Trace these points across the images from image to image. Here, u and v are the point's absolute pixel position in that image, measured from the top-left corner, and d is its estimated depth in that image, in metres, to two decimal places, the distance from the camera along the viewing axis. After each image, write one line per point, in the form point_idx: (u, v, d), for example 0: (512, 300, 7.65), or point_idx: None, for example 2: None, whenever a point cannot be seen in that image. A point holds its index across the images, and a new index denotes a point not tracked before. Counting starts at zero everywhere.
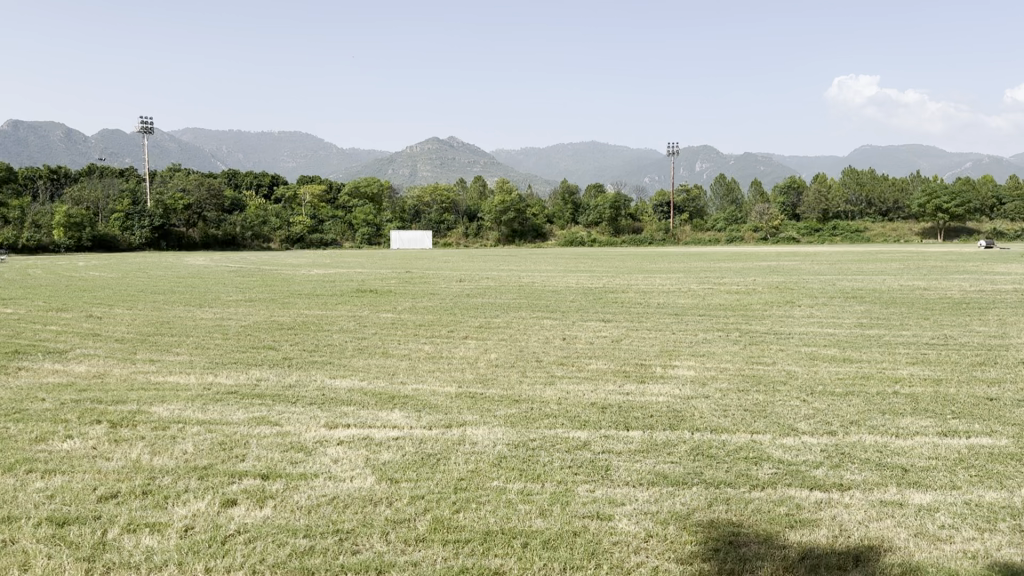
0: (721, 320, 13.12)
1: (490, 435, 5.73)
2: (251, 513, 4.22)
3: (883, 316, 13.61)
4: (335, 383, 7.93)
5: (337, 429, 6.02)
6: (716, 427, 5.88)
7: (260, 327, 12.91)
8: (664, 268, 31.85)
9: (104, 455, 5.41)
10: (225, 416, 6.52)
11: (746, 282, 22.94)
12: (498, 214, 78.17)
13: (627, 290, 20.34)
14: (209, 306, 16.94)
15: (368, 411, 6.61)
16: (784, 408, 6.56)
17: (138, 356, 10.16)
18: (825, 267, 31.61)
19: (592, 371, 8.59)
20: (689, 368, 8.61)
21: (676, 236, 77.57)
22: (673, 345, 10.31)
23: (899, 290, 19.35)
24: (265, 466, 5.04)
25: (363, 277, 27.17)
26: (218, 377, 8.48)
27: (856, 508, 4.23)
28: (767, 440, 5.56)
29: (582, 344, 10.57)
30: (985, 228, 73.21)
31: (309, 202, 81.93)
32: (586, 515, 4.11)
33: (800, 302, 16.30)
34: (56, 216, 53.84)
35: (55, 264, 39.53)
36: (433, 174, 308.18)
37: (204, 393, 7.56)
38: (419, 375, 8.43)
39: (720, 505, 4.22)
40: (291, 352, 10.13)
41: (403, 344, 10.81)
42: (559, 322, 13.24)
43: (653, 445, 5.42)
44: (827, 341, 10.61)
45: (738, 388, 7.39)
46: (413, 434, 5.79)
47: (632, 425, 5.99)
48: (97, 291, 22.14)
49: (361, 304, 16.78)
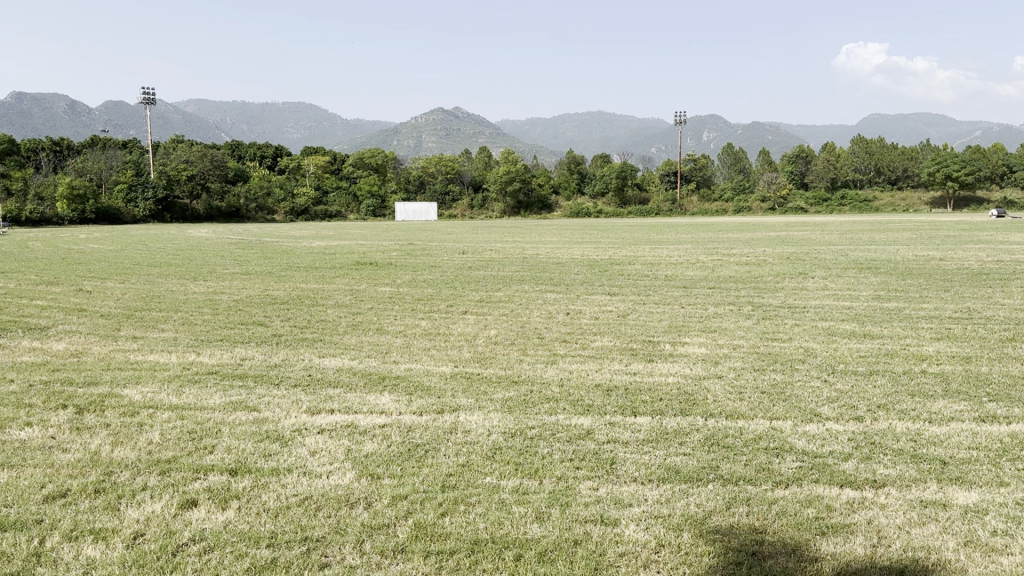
0: (733, 293, 12.56)
1: (485, 423, 5.24)
2: (211, 516, 3.75)
3: (900, 288, 13.07)
4: (323, 362, 7.45)
5: (319, 415, 5.53)
6: (732, 413, 5.37)
7: (252, 301, 12.43)
8: (671, 238, 31.28)
9: (61, 445, 4.94)
10: (201, 400, 6.05)
11: (756, 252, 22.40)
12: (503, 185, 77.36)
13: (633, 262, 19.77)
14: (204, 280, 16.47)
15: (357, 393, 6.13)
16: (804, 390, 6.05)
17: (121, 333, 9.70)
18: (835, 237, 31.02)
19: (597, 349, 8.08)
20: (700, 346, 8.09)
21: (683, 207, 76.71)
22: (682, 320, 9.83)
23: (914, 260, 18.78)
24: (235, 459, 4.57)
25: (365, 249, 26.74)
26: (200, 356, 7.99)
27: (894, 510, 3.73)
28: (789, 428, 5.05)
29: (585, 319, 10.09)
30: (995, 197, 72.20)
31: (313, 174, 81.16)
32: (588, 519, 3.62)
33: (813, 273, 15.72)
34: (59, 188, 53.28)
35: (58, 236, 39.15)
36: (438, 144, 306.20)
37: (183, 374, 7.11)
38: (413, 354, 7.92)
39: (739, 507, 3.74)
40: (282, 328, 9.65)
41: (398, 320, 10.32)
42: (563, 296, 12.68)
43: (663, 434, 4.93)
44: (844, 315, 10.09)
45: (754, 368, 6.87)
46: (401, 420, 5.32)
47: (639, 411, 5.48)
48: (92, 265, 21.72)
49: (360, 278, 16.29)
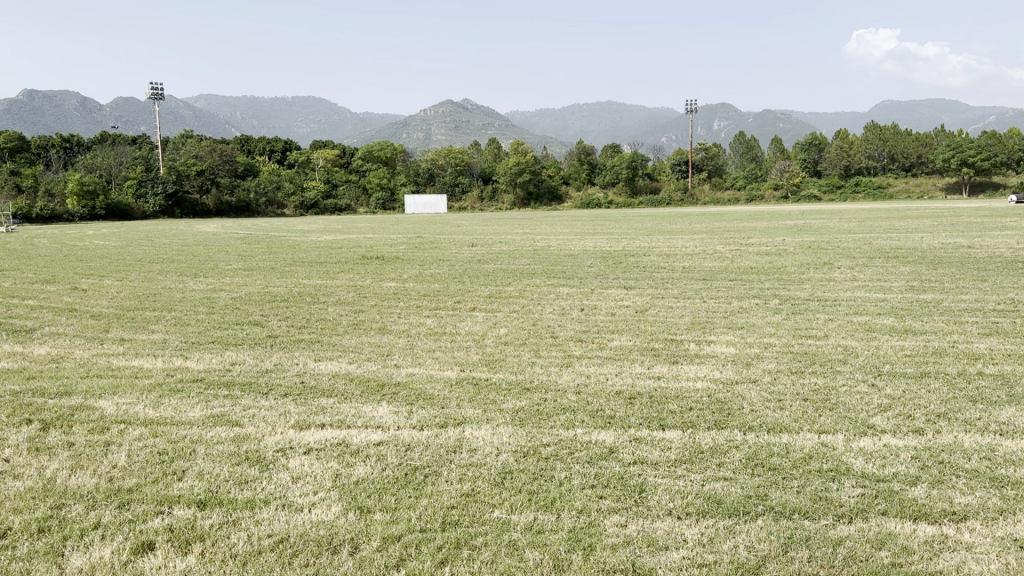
0: (757, 286, 11.88)
1: (494, 439, 4.63)
2: (167, 566, 3.16)
3: (933, 277, 12.34)
4: (317, 367, 6.84)
5: (308, 430, 4.93)
6: (775, 426, 4.72)
7: (249, 299, 11.86)
8: (685, 228, 30.55)
9: (12, 472, 4.34)
10: (180, 413, 5.47)
11: (775, 241, 21.64)
12: (513, 176, 76.74)
13: (647, 253, 19.09)
14: (204, 276, 15.93)
15: (352, 404, 5.52)
16: (851, 396, 5.42)
17: (108, 335, 9.13)
18: (853, 224, 30.31)
19: (615, 349, 7.45)
20: (728, 345, 7.42)
21: (695, 196, 75.70)
22: (705, 316, 9.17)
23: (942, 248, 18.04)
24: (204, 489, 3.96)
25: (372, 243, 26.18)
26: (188, 361, 7.41)
27: (984, 553, 3.11)
28: (841, 443, 4.42)
29: (601, 316, 9.46)
30: (1013, 182, 70.94)
31: (322, 167, 80.70)
32: (616, 569, 3.01)
33: (838, 263, 15.01)
34: (69, 185, 52.79)
35: (66, 232, 38.83)
36: (448, 137, 305.86)
37: (164, 383, 6.49)
38: (415, 356, 7.32)
39: (800, 551, 3.12)
40: (278, 328, 9.05)
41: (402, 318, 9.72)
42: (577, 291, 12.02)
43: (697, 452, 4.30)
44: (880, 308, 9.39)
45: (791, 371, 6.21)
46: (398, 437, 4.71)
47: (668, 425, 4.84)
48: (93, 262, 21.24)
49: (364, 273, 15.66)
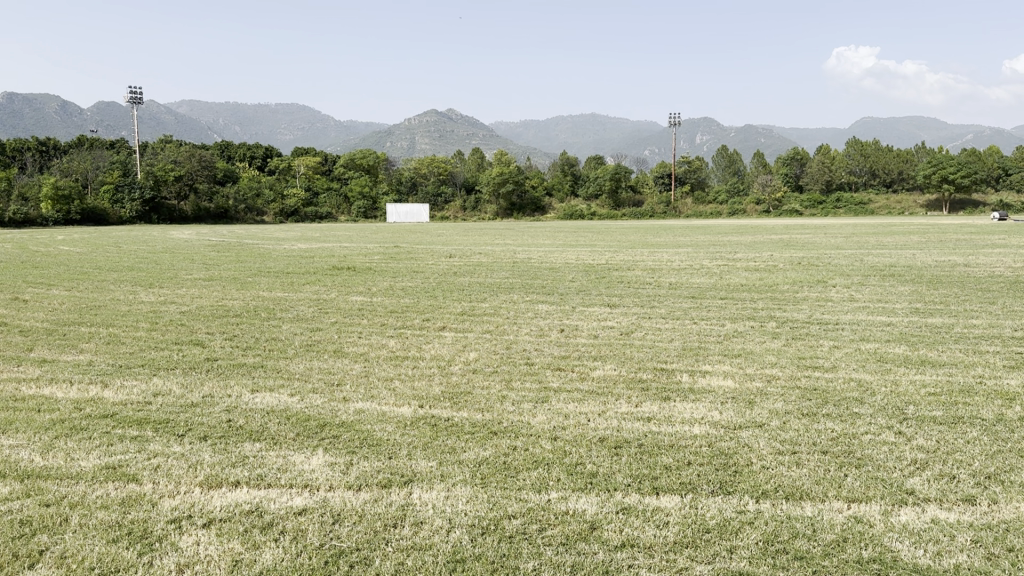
0: (750, 305, 11.01)
1: (446, 505, 3.71)
2: None
3: (937, 299, 11.55)
4: (251, 401, 5.86)
5: (218, 490, 3.98)
6: (794, 492, 3.83)
7: (199, 314, 10.81)
8: (669, 241, 29.86)
9: None
10: (69, 463, 4.49)
11: (762, 257, 20.84)
12: (495, 186, 75.99)
13: (631, 267, 18.26)
14: (159, 286, 14.86)
15: (280, 453, 4.56)
16: (878, 449, 4.53)
17: (29, 356, 8.09)
18: (839, 238, 29.76)
19: (599, 380, 6.53)
20: (725, 377, 6.53)
21: (677, 209, 75.03)
22: (697, 341, 8.25)
23: (935, 266, 17.34)
24: None
25: (347, 252, 25.12)
26: (108, 389, 6.41)
27: None
28: (879, 518, 3.54)
29: (583, 339, 8.55)
30: (991, 200, 71.02)
31: (303, 175, 79.46)
32: None
33: (833, 281, 14.23)
34: (43, 188, 51.21)
35: (34, 238, 37.40)
36: (432, 147, 305.82)
37: (67, 420, 5.46)
38: (370, 388, 6.34)
39: None
40: (220, 350, 8.04)
41: (362, 338, 8.72)
42: (556, 308, 11.14)
43: (699, 529, 3.40)
44: (888, 334, 8.52)
45: (801, 413, 5.31)
46: (327, 500, 3.79)
47: (662, 487, 3.93)
48: (52, 268, 20.10)
49: (331, 284, 14.72)
